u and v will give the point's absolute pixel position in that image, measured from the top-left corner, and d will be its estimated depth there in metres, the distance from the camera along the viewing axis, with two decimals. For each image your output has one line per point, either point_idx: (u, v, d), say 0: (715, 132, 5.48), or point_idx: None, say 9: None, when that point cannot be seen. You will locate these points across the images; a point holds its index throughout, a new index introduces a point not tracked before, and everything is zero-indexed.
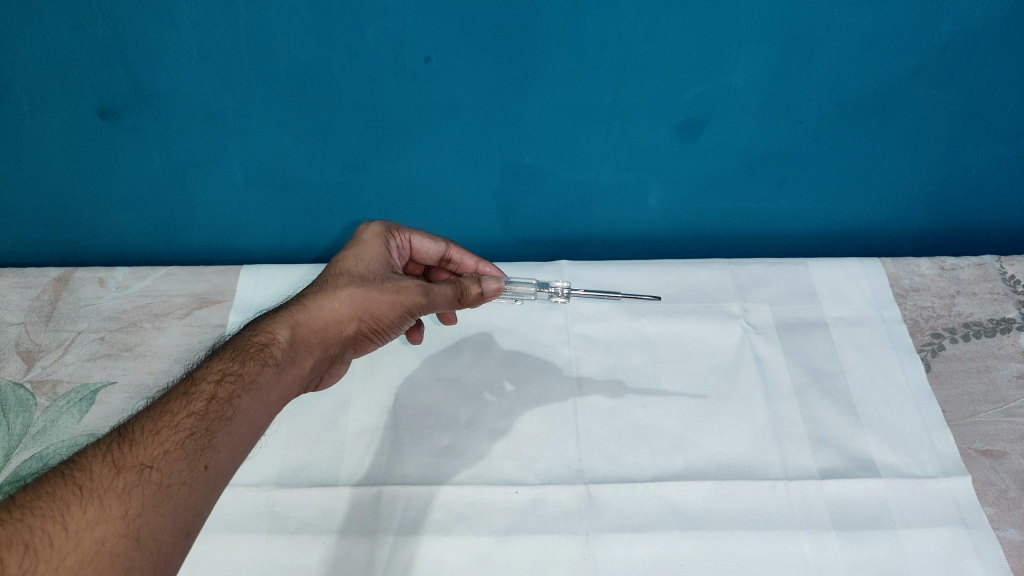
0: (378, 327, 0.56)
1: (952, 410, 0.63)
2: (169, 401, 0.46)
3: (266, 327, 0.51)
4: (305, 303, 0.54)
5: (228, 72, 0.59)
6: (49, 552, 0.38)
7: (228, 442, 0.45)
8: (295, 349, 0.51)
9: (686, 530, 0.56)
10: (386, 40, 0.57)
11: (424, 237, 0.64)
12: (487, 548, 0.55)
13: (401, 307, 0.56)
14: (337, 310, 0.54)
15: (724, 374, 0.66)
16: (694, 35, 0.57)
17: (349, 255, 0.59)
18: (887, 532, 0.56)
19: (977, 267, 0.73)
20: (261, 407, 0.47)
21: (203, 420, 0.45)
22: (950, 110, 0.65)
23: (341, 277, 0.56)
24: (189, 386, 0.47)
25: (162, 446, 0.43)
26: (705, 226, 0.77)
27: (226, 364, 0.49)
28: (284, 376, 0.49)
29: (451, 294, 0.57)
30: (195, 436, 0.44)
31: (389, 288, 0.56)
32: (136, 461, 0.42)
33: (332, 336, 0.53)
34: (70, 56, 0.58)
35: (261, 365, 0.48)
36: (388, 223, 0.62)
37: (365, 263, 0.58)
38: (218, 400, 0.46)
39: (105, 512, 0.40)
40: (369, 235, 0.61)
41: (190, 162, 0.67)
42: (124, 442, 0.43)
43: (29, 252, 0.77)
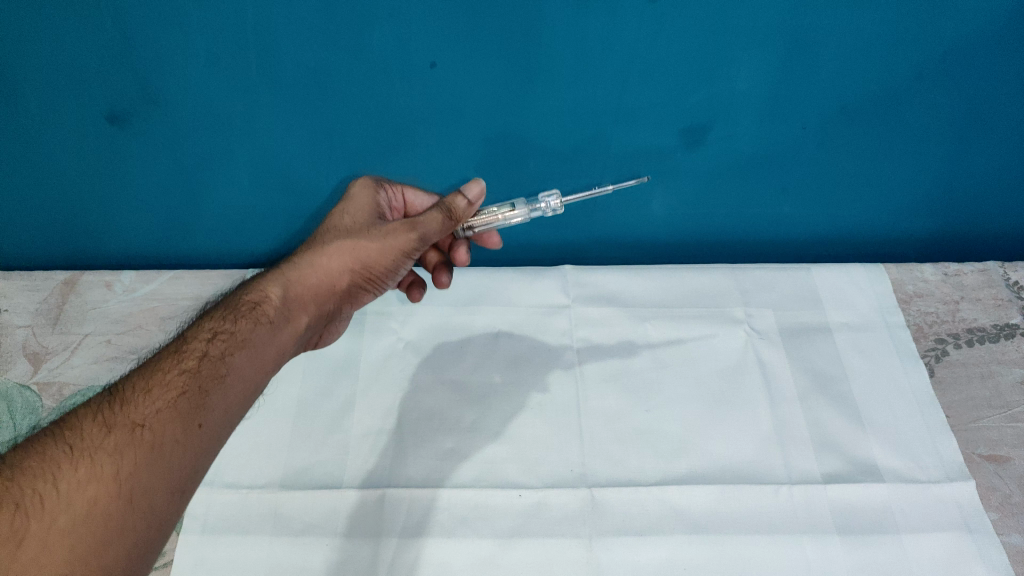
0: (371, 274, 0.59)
1: (956, 415, 0.63)
2: (160, 361, 0.48)
3: (259, 287, 0.55)
4: (298, 261, 0.58)
5: (236, 76, 0.60)
6: (41, 512, 0.39)
7: (221, 401, 0.47)
8: (288, 305, 0.55)
9: (689, 534, 0.56)
10: (392, 45, 0.58)
11: (417, 192, 0.67)
12: (491, 551, 0.55)
13: (392, 250, 0.58)
14: (328, 266, 0.58)
15: (728, 378, 0.66)
16: (697, 41, 0.58)
17: (338, 215, 0.62)
18: (891, 537, 0.56)
19: (981, 273, 0.73)
20: (254, 362, 0.51)
21: (196, 378, 0.47)
22: (953, 116, 0.65)
23: (331, 234, 0.60)
24: (181, 346, 0.49)
25: (154, 404, 0.45)
26: (709, 230, 0.77)
27: (220, 324, 0.52)
28: (276, 333, 0.53)
29: (439, 218, 0.58)
30: (188, 395, 0.46)
31: (377, 236, 0.58)
32: (128, 420, 0.44)
33: (323, 292, 0.58)
34: (79, 60, 0.58)
35: (254, 324, 0.52)
36: (377, 179, 0.65)
37: (354, 219, 0.61)
38: (210, 358, 0.49)
39: (96, 471, 0.41)
40: (358, 190, 0.64)
41: (197, 166, 0.68)
42: (115, 401, 0.45)
43: (37, 255, 0.77)
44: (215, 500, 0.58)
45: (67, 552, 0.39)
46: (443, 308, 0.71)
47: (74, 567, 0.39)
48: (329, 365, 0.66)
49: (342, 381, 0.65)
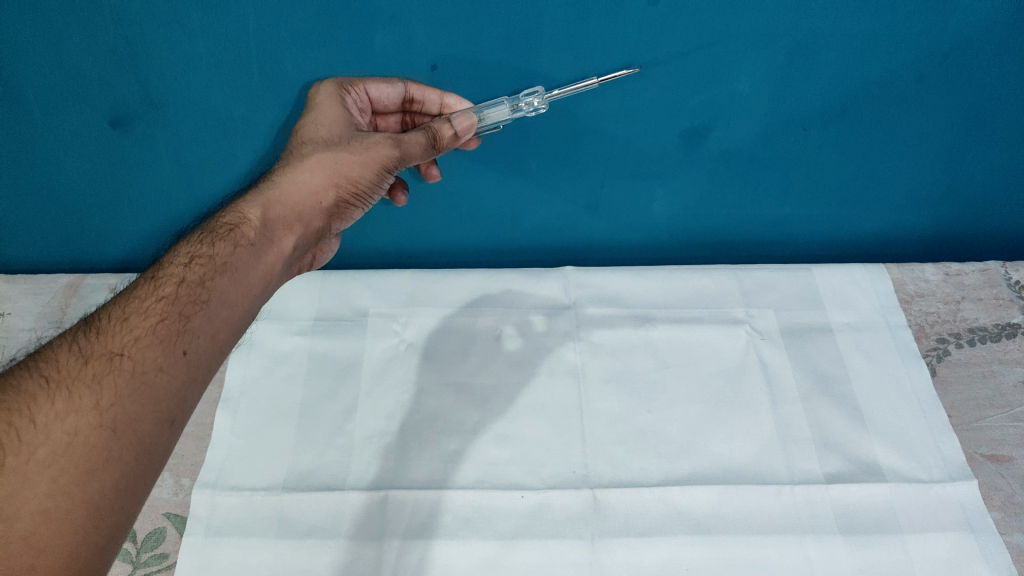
0: (357, 188, 0.57)
1: (958, 414, 0.64)
2: (137, 289, 0.48)
3: (236, 210, 0.53)
4: (275, 178, 0.56)
5: (237, 79, 0.60)
6: (20, 445, 0.39)
7: (206, 323, 0.47)
8: (269, 227, 0.53)
9: (692, 535, 0.56)
10: (394, 48, 0.58)
11: (378, 84, 0.61)
12: (494, 552, 0.55)
13: (374, 164, 0.57)
14: (309, 180, 0.55)
15: (730, 379, 0.66)
16: (699, 42, 0.58)
17: (307, 122, 0.58)
18: (893, 536, 0.56)
19: (982, 272, 0.73)
20: (238, 285, 0.49)
21: (175, 304, 0.46)
22: (953, 116, 0.65)
23: (306, 145, 0.58)
24: (158, 273, 0.49)
25: (132, 333, 0.44)
26: (710, 231, 0.77)
27: (197, 247, 0.50)
28: (261, 254, 0.51)
29: (423, 140, 0.58)
30: (168, 321, 0.45)
31: (357, 149, 0.57)
32: (106, 349, 0.43)
33: (310, 207, 0.55)
34: (81, 65, 0.59)
35: (233, 246, 0.50)
36: (340, 79, 0.60)
37: (326, 127, 0.58)
38: (190, 283, 0.48)
39: (74, 403, 0.41)
40: (321, 97, 0.59)
41: (199, 168, 0.68)
42: (91, 331, 0.45)
43: (40, 258, 0.77)
44: (219, 502, 0.58)
45: (48, 485, 0.39)
46: (445, 310, 0.71)
47: (57, 500, 0.39)
48: (331, 368, 0.66)
49: (345, 383, 0.65)
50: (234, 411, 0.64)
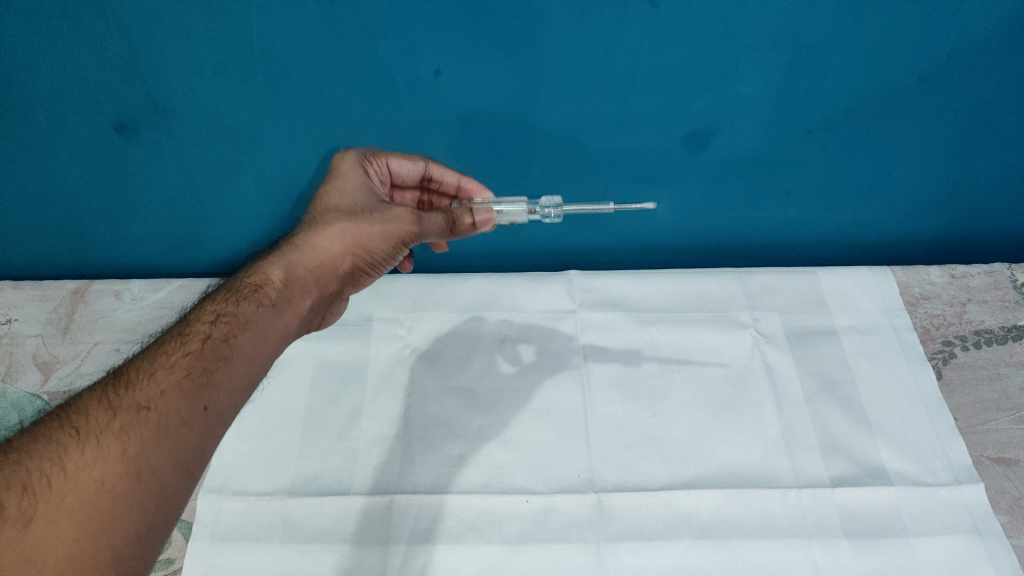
0: (373, 259, 0.55)
1: (964, 417, 0.63)
2: (163, 343, 0.45)
3: (259, 270, 0.51)
4: (296, 242, 0.54)
5: (242, 86, 0.60)
6: (49, 492, 0.37)
7: (227, 381, 0.44)
8: (291, 288, 0.51)
9: (698, 539, 0.56)
10: (397, 54, 0.58)
11: (401, 160, 0.62)
12: (499, 557, 0.55)
13: (392, 237, 0.55)
14: (329, 247, 0.53)
15: (734, 383, 0.66)
16: (701, 46, 0.58)
17: (332, 188, 0.57)
18: (900, 540, 0.56)
19: (988, 275, 0.73)
20: (260, 345, 0.47)
21: (200, 359, 0.44)
22: (957, 118, 0.65)
23: (328, 212, 0.55)
24: (184, 328, 0.46)
25: (159, 386, 0.42)
26: (714, 235, 0.77)
27: (221, 306, 0.48)
28: (280, 316, 0.49)
29: (442, 221, 0.57)
30: (193, 376, 0.43)
31: (379, 219, 0.55)
32: (133, 402, 0.41)
33: (327, 274, 0.53)
34: (87, 72, 0.59)
35: (257, 305, 0.48)
36: (363, 151, 0.60)
37: (350, 195, 0.57)
38: (214, 339, 0.45)
39: (103, 452, 0.38)
40: (345, 166, 0.59)
41: (204, 176, 0.68)
42: (120, 384, 0.42)
43: (46, 266, 0.78)
44: (223, 508, 0.58)
45: (75, 531, 0.36)
46: (447, 315, 0.71)
47: (82, 546, 0.36)
48: (336, 373, 0.67)
49: (350, 389, 0.65)
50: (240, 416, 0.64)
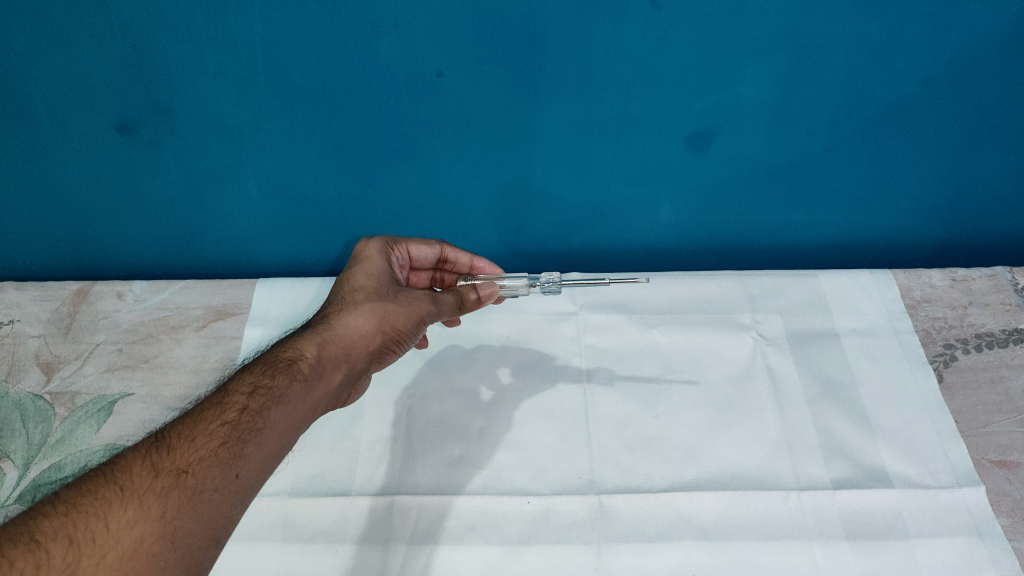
0: (399, 338, 0.55)
1: (965, 420, 0.63)
2: (202, 410, 0.46)
3: (293, 346, 0.51)
4: (327, 321, 0.53)
5: (244, 88, 0.61)
6: (92, 547, 0.38)
7: (259, 453, 0.44)
8: (323, 364, 0.50)
9: (700, 541, 0.56)
10: (399, 56, 0.58)
11: (420, 245, 0.64)
12: (500, 557, 0.55)
13: (416, 317, 0.56)
14: (360, 325, 0.53)
15: (735, 384, 0.66)
16: (702, 48, 0.58)
17: (358, 271, 0.58)
18: (901, 542, 0.55)
19: (989, 278, 0.73)
20: (292, 420, 0.47)
21: (236, 429, 0.44)
22: (958, 121, 0.65)
23: (357, 293, 0.56)
24: (222, 398, 0.46)
25: (197, 452, 0.42)
26: (715, 237, 0.77)
27: (257, 377, 0.48)
28: (312, 391, 0.48)
29: (454, 301, 0.59)
30: (229, 445, 0.43)
31: (404, 300, 0.56)
32: (174, 465, 0.42)
33: (358, 350, 0.53)
34: (91, 72, 0.59)
35: (291, 379, 0.48)
36: (386, 238, 0.62)
37: (375, 277, 0.57)
38: (250, 410, 0.45)
39: (143, 512, 0.39)
40: (370, 251, 0.60)
41: (207, 177, 0.68)
42: (162, 445, 0.43)
43: (48, 267, 0.78)
44: None
45: None
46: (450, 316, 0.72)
47: None
48: None
49: None
50: None
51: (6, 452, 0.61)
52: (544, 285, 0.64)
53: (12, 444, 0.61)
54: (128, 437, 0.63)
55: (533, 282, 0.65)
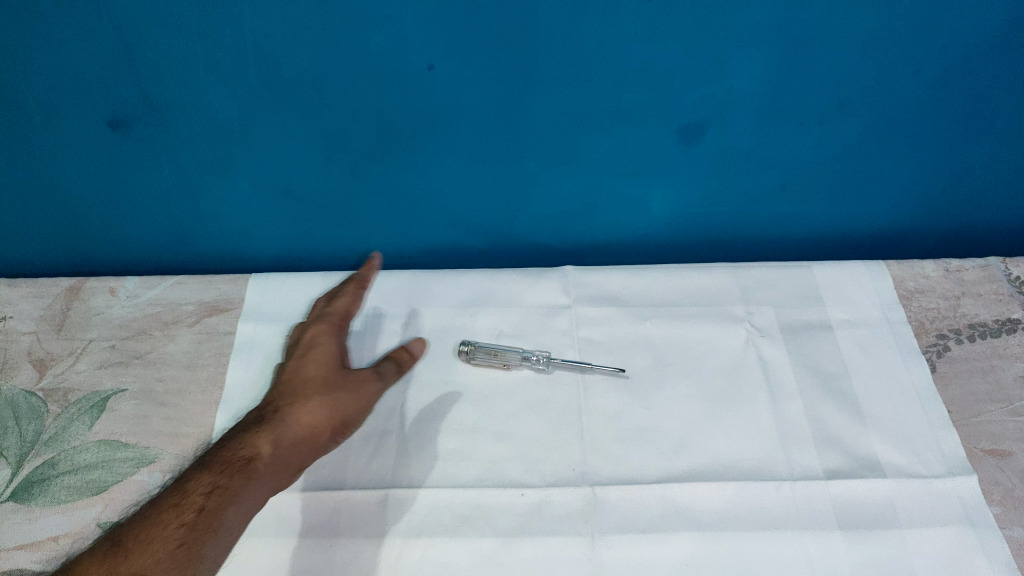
0: (348, 427, 0.58)
1: (958, 410, 0.63)
2: (160, 510, 0.50)
3: (247, 442, 0.54)
4: (280, 415, 0.56)
5: (234, 80, 0.60)
6: None
7: (216, 545, 0.50)
8: (277, 459, 0.54)
9: (693, 531, 0.56)
10: (390, 48, 0.58)
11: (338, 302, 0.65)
12: (493, 550, 0.55)
13: (365, 406, 0.59)
14: (314, 419, 0.57)
15: (730, 376, 0.66)
16: (694, 39, 0.58)
17: (309, 358, 0.60)
18: (894, 532, 0.55)
19: (982, 268, 0.74)
20: (245, 513, 0.52)
21: (192, 531, 0.49)
22: (950, 110, 0.65)
23: (308, 384, 0.58)
24: (179, 498, 0.51)
25: (153, 556, 0.48)
26: (709, 229, 0.77)
27: (213, 475, 0.52)
28: (264, 486, 0.53)
29: (392, 368, 0.62)
30: (184, 547, 0.49)
31: (354, 386, 0.59)
32: (131, 571, 0.47)
33: (309, 444, 0.56)
34: (81, 67, 0.59)
35: (249, 477, 0.52)
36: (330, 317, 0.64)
37: (323, 365, 0.60)
38: (207, 510, 0.50)
39: None
40: (314, 334, 0.62)
41: (198, 172, 0.68)
42: (120, 549, 0.49)
43: (39, 263, 0.78)
44: None
45: None
46: (445, 309, 0.72)
47: None
48: None
49: None
50: (235, 411, 0.64)
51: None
52: (535, 364, 0.66)
53: (5, 442, 0.61)
54: (121, 433, 0.63)
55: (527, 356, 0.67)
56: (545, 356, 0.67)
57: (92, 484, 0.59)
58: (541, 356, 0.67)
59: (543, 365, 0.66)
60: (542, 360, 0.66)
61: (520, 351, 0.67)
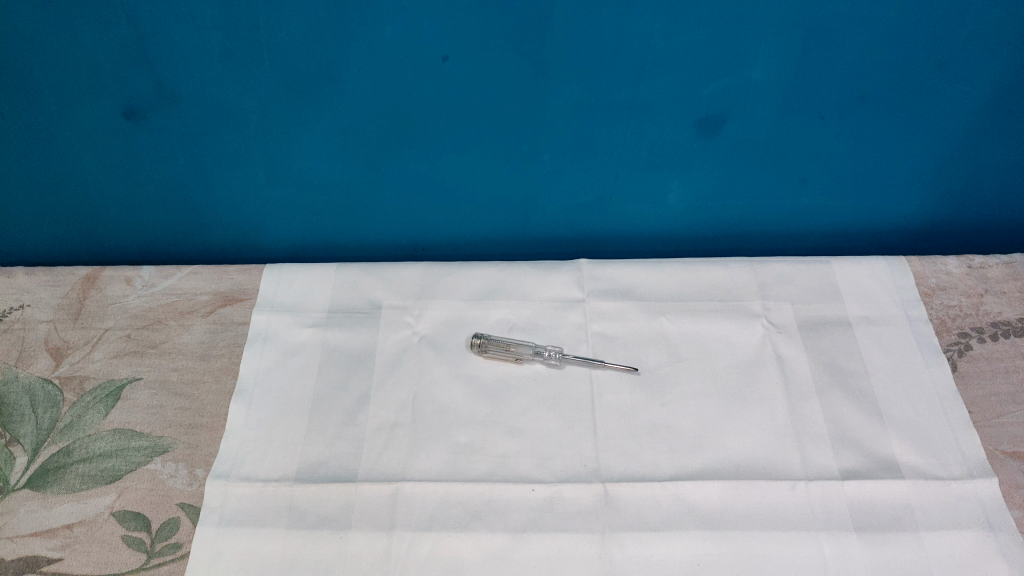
0: (159, 511, 0.57)
1: (978, 410, 0.62)
2: None
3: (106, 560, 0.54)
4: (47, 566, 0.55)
5: (248, 71, 0.60)
6: None
7: None
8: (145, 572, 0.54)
9: (705, 530, 0.55)
10: (404, 40, 0.58)
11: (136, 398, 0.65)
12: (503, 545, 0.55)
13: (139, 500, 0.58)
14: (106, 539, 0.56)
15: (745, 373, 0.65)
16: (712, 30, 0.57)
17: (60, 490, 0.58)
18: (911, 534, 0.55)
19: (1006, 265, 0.72)
20: None
21: None
22: (975, 104, 0.64)
23: (77, 527, 0.56)
24: None
25: None
26: (725, 224, 0.76)
27: None
28: None
29: (159, 460, 0.60)
30: None
31: (124, 522, 0.57)
32: None
33: (130, 536, 0.56)
34: (96, 58, 0.59)
35: None
36: (86, 431, 0.62)
37: (87, 503, 0.57)
38: None
39: None
40: (66, 463, 0.60)
41: (213, 163, 0.68)
42: None
43: (57, 251, 0.78)
44: (231, 493, 0.58)
45: None
46: (458, 302, 0.71)
47: None
48: (344, 359, 0.67)
49: (357, 375, 0.66)
50: (248, 402, 0.64)
51: (17, 436, 0.62)
52: (548, 358, 0.66)
53: (22, 428, 0.62)
54: (136, 422, 0.63)
55: (538, 350, 0.67)
56: (556, 349, 0.67)
57: (106, 472, 0.59)
58: (553, 348, 0.66)
59: (555, 357, 0.66)
60: (555, 351, 0.66)
61: (532, 344, 0.67)
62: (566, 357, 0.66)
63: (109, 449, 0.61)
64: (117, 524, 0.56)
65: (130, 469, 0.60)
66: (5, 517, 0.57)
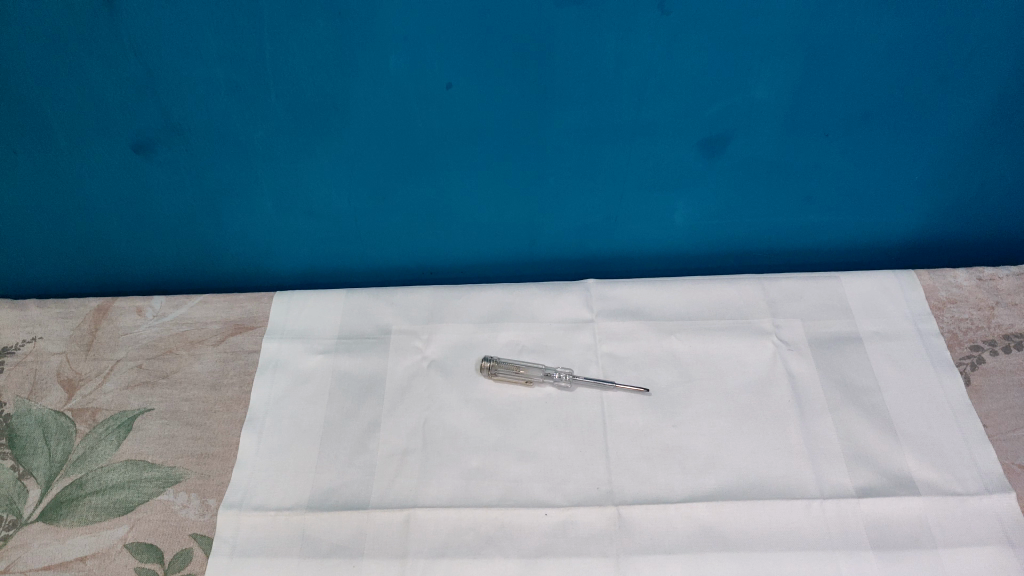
0: (171, 541, 0.57)
1: (994, 424, 0.62)
2: None
3: None
4: None
5: (255, 103, 0.61)
6: None
7: None
8: None
9: (720, 552, 0.55)
10: (409, 69, 0.59)
11: (148, 428, 0.65)
12: (517, 571, 0.54)
13: (152, 531, 0.58)
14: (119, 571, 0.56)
15: (757, 391, 0.65)
16: (713, 52, 0.58)
17: (73, 521, 0.58)
18: (930, 552, 0.54)
19: (1017, 277, 0.72)
20: None
21: None
22: (979, 118, 0.64)
23: (90, 559, 0.56)
24: None
25: None
26: (732, 241, 0.76)
27: None
28: None
29: (172, 490, 0.60)
30: None
31: (137, 553, 0.57)
32: None
33: (143, 568, 0.56)
34: (106, 94, 0.60)
35: None
36: (99, 462, 0.62)
37: (101, 535, 0.57)
38: None
39: None
40: (78, 495, 0.60)
41: (221, 193, 0.69)
42: None
43: (68, 283, 0.79)
44: (244, 523, 0.58)
45: None
46: (467, 325, 0.71)
47: None
48: (355, 385, 0.67)
49: (368, 401, 0.66)
50: (259, 431, 0.64)
51: (29, 469, 0.62)
52: (559, 381, 0.66)
53: (35, 461, 0.62)
54: (148, 453, 0.63)
55: (547, 373, 0.66)
56: (565, 370, 0.66)
57: (119, 504, 0.59)
58: (562, 369, 0.66)
59: (565, 378, 0.66)
60: (564, 373, 0.66)
61: (541, 367, 0.67)
62: (574, 377, 0.66)
63: (121, 480, 0.61)
64: (130, 556, 0.56)
65: (142, 500, 0.60)
66: (17, 550, 0.57)
